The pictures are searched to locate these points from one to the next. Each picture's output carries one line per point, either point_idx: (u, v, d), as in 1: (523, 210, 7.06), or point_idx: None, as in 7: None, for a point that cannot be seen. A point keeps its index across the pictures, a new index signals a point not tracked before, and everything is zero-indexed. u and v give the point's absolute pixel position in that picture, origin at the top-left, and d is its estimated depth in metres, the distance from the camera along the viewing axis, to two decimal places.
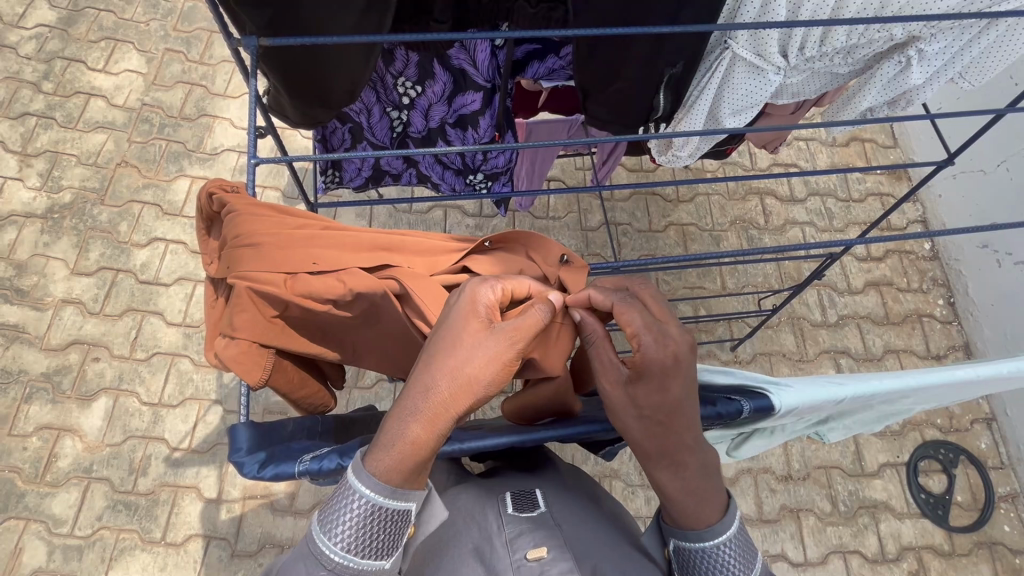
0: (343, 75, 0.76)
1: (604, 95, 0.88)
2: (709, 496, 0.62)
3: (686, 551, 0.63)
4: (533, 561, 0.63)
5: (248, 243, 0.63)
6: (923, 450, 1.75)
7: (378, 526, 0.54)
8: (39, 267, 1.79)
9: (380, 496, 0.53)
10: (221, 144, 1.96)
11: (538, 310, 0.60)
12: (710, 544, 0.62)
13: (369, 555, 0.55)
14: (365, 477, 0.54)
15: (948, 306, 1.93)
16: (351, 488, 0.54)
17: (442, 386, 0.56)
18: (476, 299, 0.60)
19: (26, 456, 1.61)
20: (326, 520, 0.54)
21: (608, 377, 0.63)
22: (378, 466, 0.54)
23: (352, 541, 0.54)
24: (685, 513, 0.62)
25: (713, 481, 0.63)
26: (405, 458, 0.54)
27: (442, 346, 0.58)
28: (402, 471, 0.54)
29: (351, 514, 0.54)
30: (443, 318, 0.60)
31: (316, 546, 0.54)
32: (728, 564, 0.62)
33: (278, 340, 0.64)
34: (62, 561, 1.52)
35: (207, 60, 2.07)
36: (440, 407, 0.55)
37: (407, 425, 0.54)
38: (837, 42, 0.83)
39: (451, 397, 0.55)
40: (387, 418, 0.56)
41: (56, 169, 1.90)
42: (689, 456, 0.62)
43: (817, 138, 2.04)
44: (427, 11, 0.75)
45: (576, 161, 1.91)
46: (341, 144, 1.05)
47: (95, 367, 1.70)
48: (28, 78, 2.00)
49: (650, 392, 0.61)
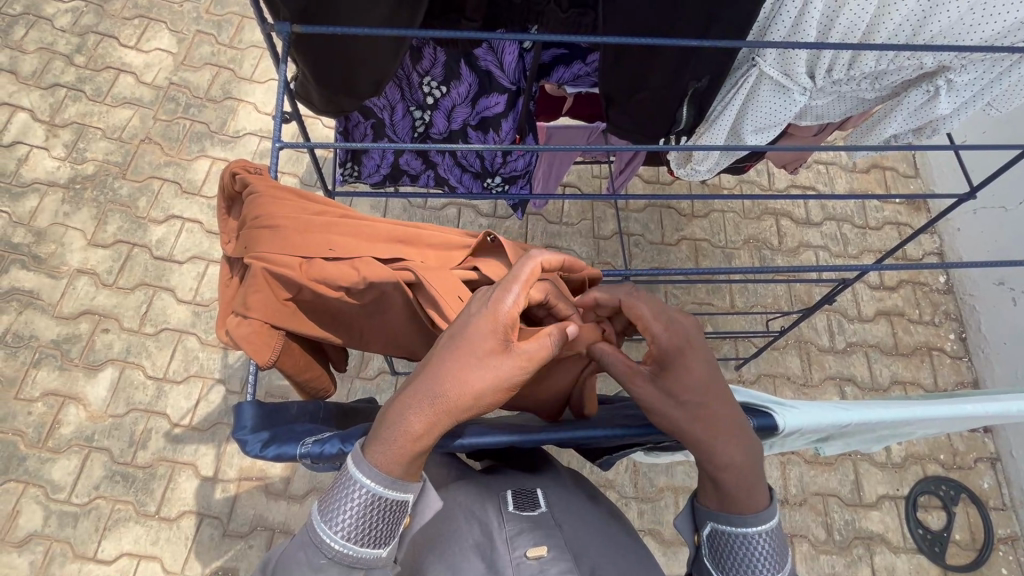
0: (371, 66, 0.77)
1: (627, 105, 0.88)
2: (756, 483, 0.62)
3: (725, 535, 0.63)
4: (533, 559, 0.63)
5: (269, 225, 0.64)
6: (925, 485, 1.73)
7: (377, 515, 0.54)
8: (58, 236, 1.82)
9: (380, 487, 0.54)
10: (244, 127, 1.99)
11: (552, 339, 0.59)
12: (752, 530, 0.62)
13: (367, 544, 0.55)
14: (364, 468, 0.54)
15: (959, 340, 1.90)
16: (351, 479, 0.55)
17: (448, 396, 0.55)
18: (493, 316, 0.58)
19: (31, 420, 1.63)
20: (326, 509, 0.55)
21: (631, 377, 0.62)
22: (379, 455, 0.54)
23: (353, 530, 0.54)
24: (734, 497, 0.61)
25: (761, 465, 0.62)
26: (405, 451, 0.54)
27: (455, 354, 0.57)
28: (403, 462, 0.54)
29: (352, 504, 0.54)
30: (461, 324, 0.58)
31: (316, 536, 0.55)
32: (766, 557, 0.62)
33: (289, 322, 0.65)
34: (58, 526, 1.54)
35: (237, 44, 2.09)
36: (443, 413, 0.55)
37: (411, 418, 0.55)
38: (866, 66, 0.82)
39: (453, 407, 0.55)
40: (390, 408, 0.56)
41: (82, 141, 1.93)
42: (733, 442, 0.61)
43: (837, 162, 2.03)
44: (457, 9, 0.76)
45: (593, 168, 1.91)
46: (363, 137, 1.05)
47: (104, 337, 1.72)
48: (61, 50, 2.04)
49: (679, 381, 0.61)
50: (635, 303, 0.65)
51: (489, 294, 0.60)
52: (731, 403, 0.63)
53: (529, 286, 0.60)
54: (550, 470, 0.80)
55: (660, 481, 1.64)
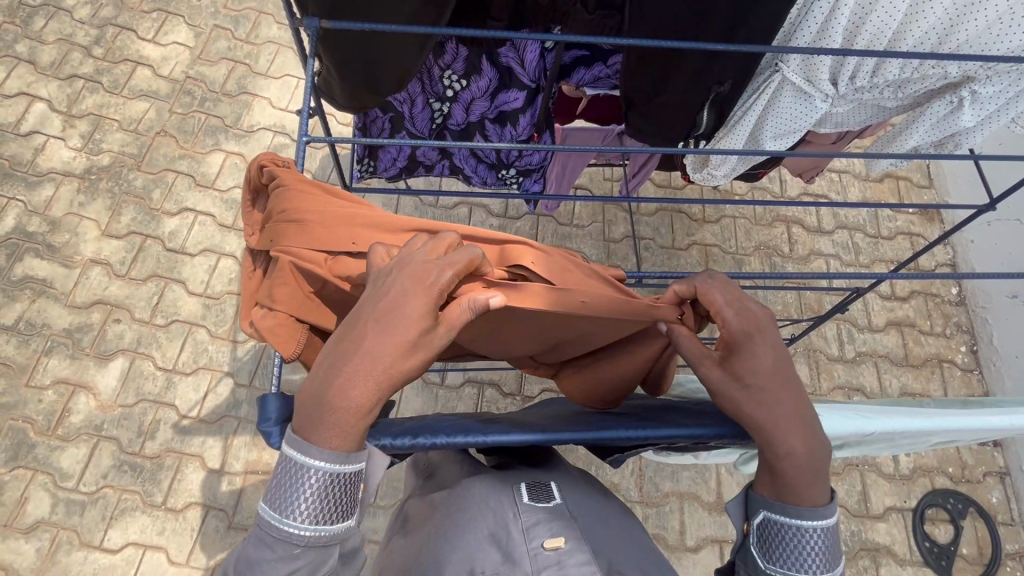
0: (395, 61, 0.77)
1: (647, 107, 0.87)
2: (818, 478, 0.62)
3: (776, 525, 0.63)
4: (550, 550, 0.63)
5: (294, 219, 0.64)
6: (932, 497, 1.71)
7: (334, 491, 0.54)
8: (73, 226, 1.83)
9: (332, 466, 0.54)
10: (258, 122, 2.00)
11: (469, 306, 0.58)
12: (809, 523, 0.61)
13: (335, 519, 0.55)
14: (314, 452, 0.54)
15: (970, 353, 1.89)
16: (300, 467, 0.54)
17: (382, 374, 0.54)
18: (423, 289, 0.56)
19: (41, 408, 1.65)
20: (283, 504, 0.54)
21: (705, 361, 0.66)
22: (325, 437, 0.54)
23: (315, 513, 0.54)
24: (793, 490, 0.62)
25: (827, 460, 0.62)
26: (354, 426, 0.54)
27: (385, 327, 0.55)
28: (353, 438, 0.55)
29: (307, 491, 0.53)
30: (388, 295, 0.56)
31: (280, 531, 0.54)
32: (815, 553, 0.61)
33: (313, 316, 0.66)
34: (65, 514, 1.55)
35: (253, 39, 2.10)
36: (378, 391, 0.54)
37: (352, 398, 0.53)
38: (889, 74, 0.82)
39: (394, 381, 0.55)
40: (323, 388, 0.54)
41: (98, 133, 1.95)
42: (795, 434, 0.62)
43: (851, 170, 2.02)
44: (484, 8, 0.76)
45: (605, 171, 1.91)
46: (380, 132, 1.04)
47: (116, 328, 1.73)
48: (80, 41, 2.05)
49: (749, 367, 0.64)
50: (708, 291, 0.68)
51: (414, 264, 0.58)
52: (797, 391, 0.64)
53: (461, 258, 0.58)
54: (562, 467, 0.80)
55: (666, 486, 1.63)
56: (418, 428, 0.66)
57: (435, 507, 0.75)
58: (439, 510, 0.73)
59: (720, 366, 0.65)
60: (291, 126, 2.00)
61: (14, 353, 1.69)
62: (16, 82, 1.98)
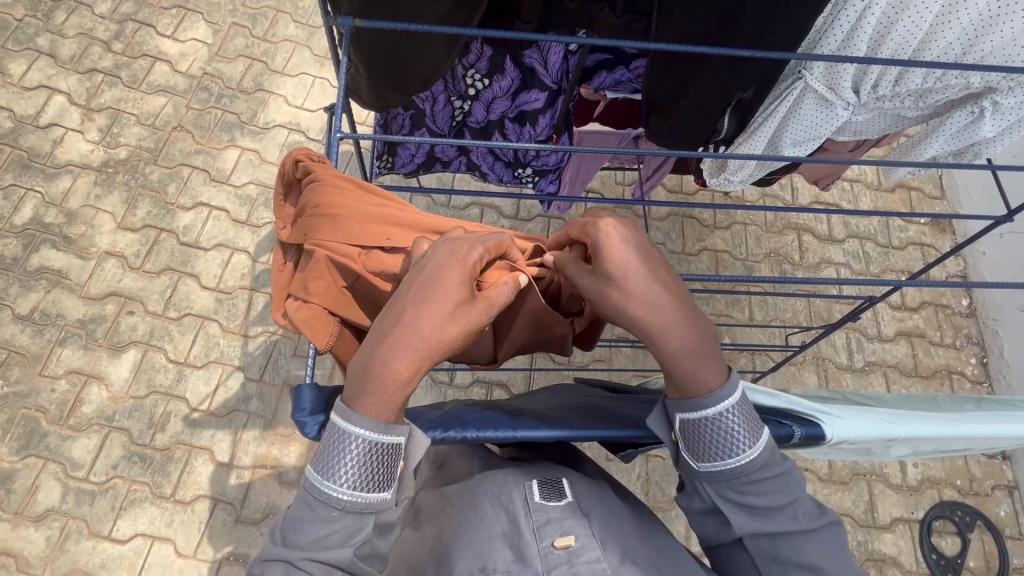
0: (423, 63, 0.79)
1: (668, 113, 0.88)
2: (713, 362, 0.61)
3: (693, 423, 0.61)
4: (561, 548, 0.63)
5: (329, 213, 0.67)
6: (940, 509, 1.70)
7: (375, 460, 0.55)
8: (89, 218, 1.85)
9: (373, 435, 0.54)
10: (273, 119, 2.01)
11: (506, 286, 0.61)
12: (712, 408, 0.60)
13: (374, 488, 0.56)
14: (356, 419, 0.54)
15: (980, 365, 1.88)
16: (342, 433, 0.54)
17: (424, 341, 0.55)
18: (459, 265, 0.58)
19: (53, 398, 1.66)
20: (324, 467, 0.55)
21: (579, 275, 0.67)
22: (367, 405, 0.54)
23: (356, 479, 0.54)
24: (686, 380, 0.61)
25: (708, 339, 0.61)
26: (394, 396, 0.54)
27: (425, 300, 0.56)
28: (392, 408, 0.55)
29: (348, 456, 0.54)
30: (427, 271, 0.58)
31: (320, 494, 0.55)
32: (733, 432, 0.61)
33: (348, 308, 0.67)
34: (75, 504, 1.56)
35: (270, 37, 2.12)
36: (419, 354, 0.55)
37: (394, 365, 0.54)
38: (912, 83, 0.82)
39: (433, 349, 0.55)
40: (365, 361, 0.55)
41: (116, 126, 1.97)
42: (672, 312, 0.62)
43: (863, 179, 2.02)
44: (514, 11, 0.77)
45: (617, 175, 1.91)
46: (400, 129, 1.05)
47: (129, 320, 1.74)
48: (100, 36, 2.08)
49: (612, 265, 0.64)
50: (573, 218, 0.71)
51: (450, 242, 0.61)
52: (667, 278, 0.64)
53: (491, 239, 0.62)
54: (576, 465, 0.80)
55: (672, 491, 1.63)
56: (447, 420, 0.67)
57: (448, 501, 0.75)
58: (453, 504, 0.74)
59: (591, 272, 0.66)
60: (307, 124, 2.02)
61: (28, 343, 1.71)
62: (37, 75, 2.01)
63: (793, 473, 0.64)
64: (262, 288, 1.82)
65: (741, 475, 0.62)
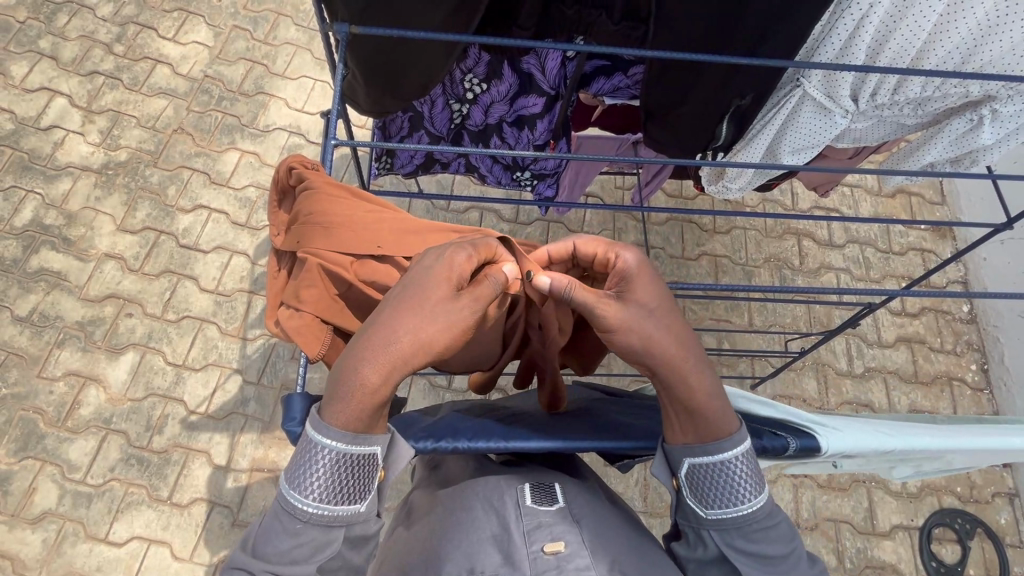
0: (420, 68, 0.78)
1: (667, 119, 0.88)
2: (724, 403, 0.63)
3: (703, 469, 0.62)
4: (550, 554, 0.62)
5: (323, 221, 0.67)
6: (940, 516, 1.70)
7: (344, 471, 0.55)
8: (89, 220, 1.85)
9: (343, 445, 0.54)
10: (274, 122, 2.02)
11: (494, 281, 0.60)
12: (728, 454, 0.61)
13: (343, 501, 0.55)
14: (325, 430, 0.54)
15: (980, 371, 1.87)
16: (312, 443, 0.54)
17: (399, 346, 0.54)
18: (443, 267, 0.58)
19: (52, 400, 1.66)
20: (294, 478, 0.55)
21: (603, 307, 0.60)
22: (336, 414, 0.54)
23: (324, 491, 0.55)
24: (703, 424, 0.62)
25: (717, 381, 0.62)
26: (365, 404, 0.54)
27: (407, 302, 0.56)
28: (363, 416, 0.54)
29: (317, 467, 0.54)
30: (410, 277, 0.58)
31: (287, 505, 0.55)
32: (742, 479, 0.61)
33: (340, 317, 0.67)
34: (72, 506, 1.56)
35: (271, 40, 2.13)
36: (395, 359, 0.54)
37: (365, 373, 0.53)
38: (911, 92, 0.82)
39: (408, 355, 0.55)
40: (340, 366, 0.54)
41: (117, 128, 1.97)
42: (697, 352, 0.63)
43: (863, 185, 2.01)
44: (512, 16, 0.77)
45: (616, 179, 1.91)
46: (398, 132, 1.04)
47: (128, 322, 1.74)
48: (102, 38, 2.08)
49: (647, 299, 0.61)
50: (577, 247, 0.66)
51: (438, 247, 0.60)
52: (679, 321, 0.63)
53: (480, 241, 0.62)
54: (571, 471, 0.80)
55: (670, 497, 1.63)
56: (440, 430, 0.67)
57: (440, 502, 0.75)
58: (444, 506, 0.73)
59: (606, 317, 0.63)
60: (307, 127, 2.02)
61: (27, 344, 1.71)
62: (38, 77, 2.01)
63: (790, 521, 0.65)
64: (261, 291, 1.82)
65: (750, 521, 0.62)
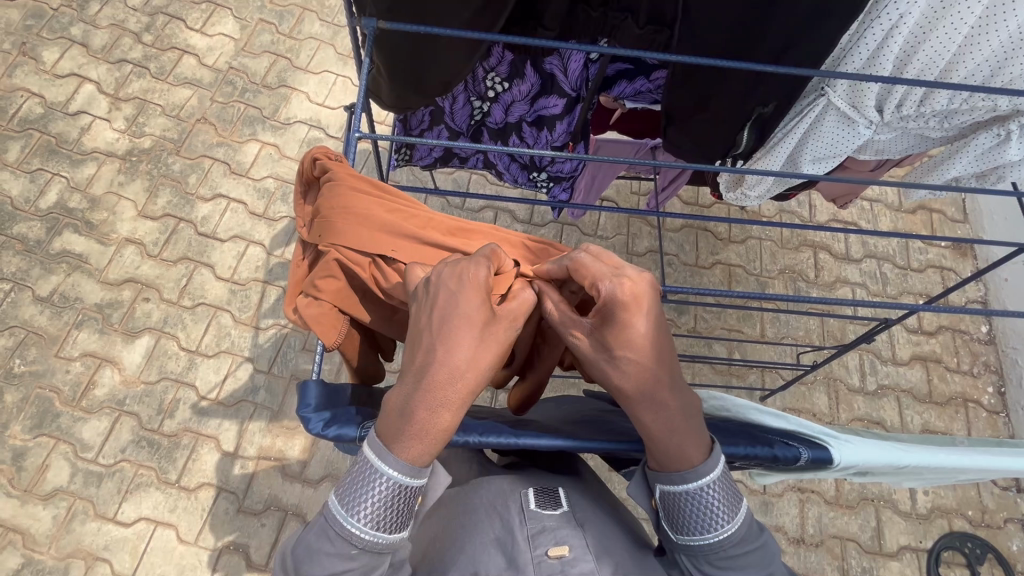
0: (443, 65, 0.79)
1: (687, 125, 0.88)
2: (697, 433, 0.59)
3: (673, 496, 0.60)
4: (554, 558, 0.62)
5: (345, 218, 0.67)
6: (949, 540, 1.66)
7: (401, 503, 0.55)
8: (111, 204, 1.89)
9: (406, 477, 0.54)
10: (295, 115, 2.04)
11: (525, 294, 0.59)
12: (693, 486, 0.59)
13: (395, 528, 0.56)
14: (390, 460, 0.53)
15: (997, 394, 1.84)
16: (375, 473, 0.54)
17: (466, 376, 0.53)
18: (479, 286, 0.55)
19: (68, 379, 1.69)
20: (352, 502, 0.54)
21: (573, 329, 0.61)
22: (405, 448, 0.53)
23: (379, 520, 0.55)
24: (669, 456, 0.58)
25: (694, 414, 0.59)
26: (432, 442, 0.53)
27: (451, 331, 0.53)
28: (430, 452, 0.54)
29: (377, 497, 0.54)
30: (445, 303, 0.54)
31: (342, 528, 0.55)
32: (712, 506, 0.59)
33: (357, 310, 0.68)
34: (82, 485, 1.59)
35: (295, 35, 2.15)
36: (459, 393, 0.53)
37: (438, 417, 0.52)
38: (937, 104, 0.81)
39: (473, 384, 0.53)
40: (409, 404, 0.52)
41: (142, 116, 2.01)
42: (670, 395, 0.57)
43: (884, 200, 1.98)
44: (536, 17, 0.77)
45: (632, 185, 1.91)
46: (419, 124, 1.04)
47: (144, 306, 1.77)
48: (131, 27, 2.12)
49: (613, 333, 0.57)
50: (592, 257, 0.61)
51: (457, 264, 0.57)
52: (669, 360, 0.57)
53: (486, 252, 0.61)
54: (577, 475, 0.80)
55: None
56: None
57: (443, 505, 0.75)
58: (449, 509, 0.74)
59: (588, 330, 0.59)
60: (327, 121, 2.04)
61: (46, 324, 1.75)
62: (68, 64, 2.06)
63: (767, 548, 0.63)
64: (275, 281, 1.84)
65: (719, 549, 0.60)
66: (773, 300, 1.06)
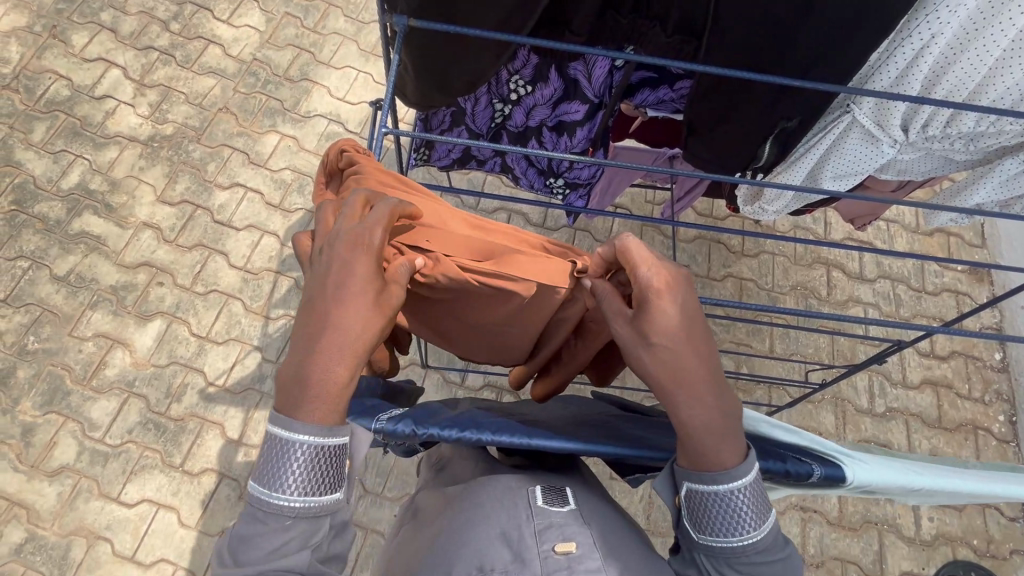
0: (469, 66, 0.80)
1: (709, 137, 0.88)
2: (731, 435, 0.59)
3: (701, 494, 0.60)
4: (561, 554, 0.62)
5: None
6: (952, 568, 1.63)
7: (324, 463, 0.56)
8: (131, 188, 1.91)
9: (318, 438, 0.55)
10: (315, 109, 2.06)
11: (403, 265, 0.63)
12: (724, 487, 0.58)
13: (325, 490, 0.57)
14: (297, 428, 0.55)
15: (1008, 423, 1.81)
16: (286, 442, 0.55)
17: (354, 334, 0.56)
18: (368, 252, 0.59)
19: (79, 358, 1.72)
20: (273, 477, 0.55)
21: (616, 315, 0.63)
22: (308, 412, 0.55)
23: (305, 484, 0.55)
24: (703, 452, 0.58)
25: (733, 415, 0.59)
26: (334, 401, 0.56)
27: (341, 297, 0.57)
28: (336, 410, 0.56)
29: (296, 464, 0.55)
30: (334, 271, 0.58)
31: (270, 505, 0.55)
32: (742, 510, 0.59)
33: None
34: (88, 463, 1.61)
35: (320, 29, 2.17)
36: (352, 350, 0.56)
37: (331, 373, 0.55)
38: (964, 126, 0.80)
39: (364, 340, 0.57)
40: (305, 368, 0.55)
41: (165, 103, 2.03)
42: (707, 388, 0.59)
43: (901, 221, 1.96)
44: (564, 22, 0.77)
45: (647, 193, 1.91)
46: (439, 124, 1.05)
47: (158, 290, 1.79)
48: (159, 15, 2.15)
49: (654, 321, 0.60)
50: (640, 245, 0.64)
51: (345, 232, 0.59)
52: (707, 354, 0.61)
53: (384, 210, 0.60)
54: (584, 478, 0.80)
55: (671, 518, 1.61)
56: (463, 421, 0.67)
57: (449, 500, 0.76)
58: (455, 503, 0.74)
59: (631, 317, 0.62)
60: (346, 116, 2.06)
61: (61, 303, 1.77)
62: (97, 48, 2.09)
63: (792, 559, 0.62)
64: (288, 272, 1.85)
65: (741, 554, 0.60)
66: (786, 314, 1.06)
